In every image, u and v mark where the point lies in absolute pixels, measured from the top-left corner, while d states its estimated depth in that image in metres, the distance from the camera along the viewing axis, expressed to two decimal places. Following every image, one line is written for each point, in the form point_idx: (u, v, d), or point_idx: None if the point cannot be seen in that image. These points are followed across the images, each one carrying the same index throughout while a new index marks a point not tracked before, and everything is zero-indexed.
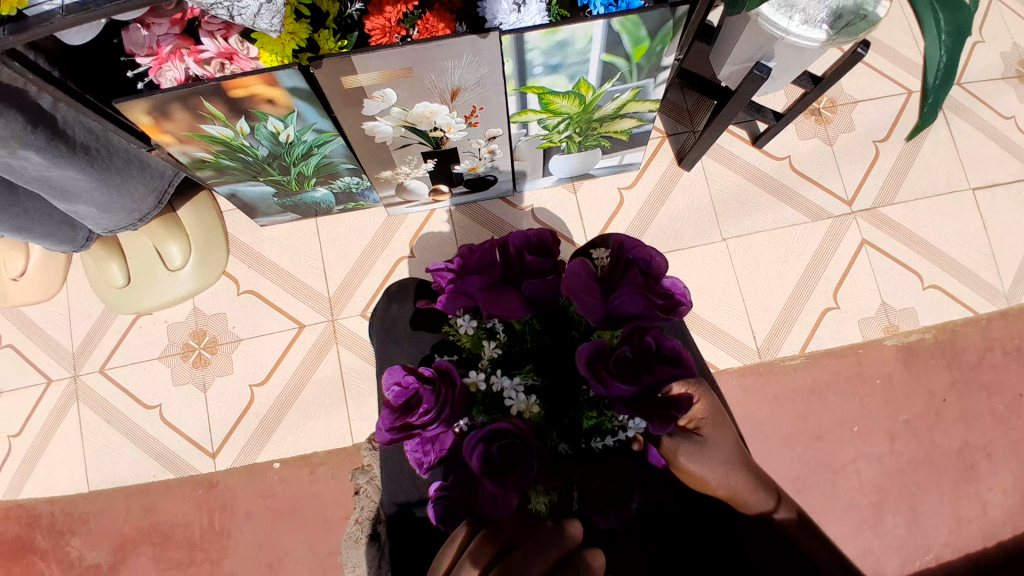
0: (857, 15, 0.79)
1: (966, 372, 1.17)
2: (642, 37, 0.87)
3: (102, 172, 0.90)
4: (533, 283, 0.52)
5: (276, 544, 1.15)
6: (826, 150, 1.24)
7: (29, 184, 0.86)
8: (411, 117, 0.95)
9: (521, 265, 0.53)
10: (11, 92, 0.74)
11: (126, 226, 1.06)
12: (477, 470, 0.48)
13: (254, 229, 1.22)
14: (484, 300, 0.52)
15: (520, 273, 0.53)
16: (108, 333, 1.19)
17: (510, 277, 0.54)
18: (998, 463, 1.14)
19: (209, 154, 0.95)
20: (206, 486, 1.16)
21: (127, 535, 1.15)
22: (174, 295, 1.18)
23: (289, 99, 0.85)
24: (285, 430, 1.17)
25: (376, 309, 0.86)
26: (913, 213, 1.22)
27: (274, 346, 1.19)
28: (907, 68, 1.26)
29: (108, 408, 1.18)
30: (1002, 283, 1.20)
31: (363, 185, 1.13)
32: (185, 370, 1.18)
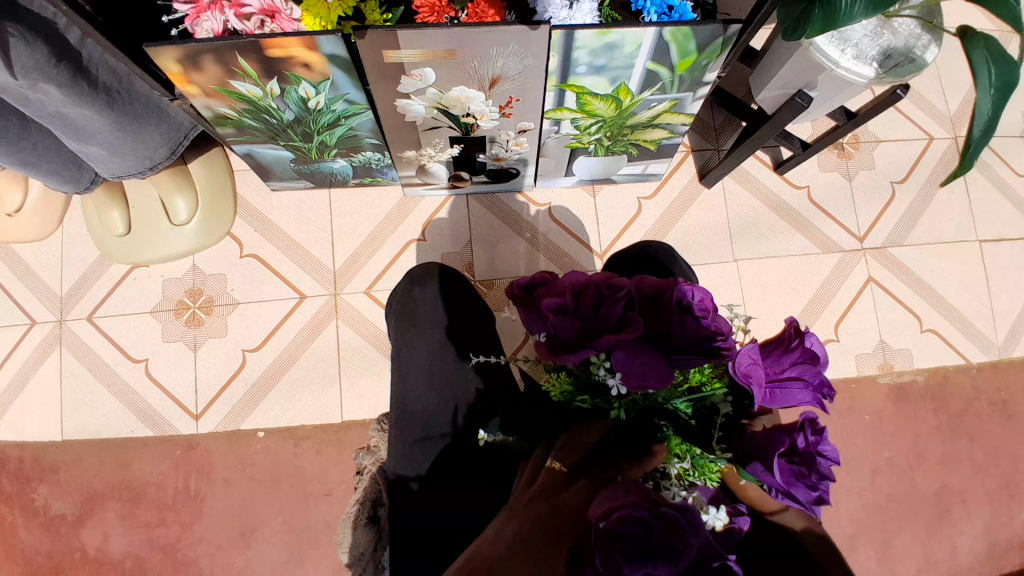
0: (906, 56, 0.82)
1: (952, 418, 1.20)
2: (690, 50, 0.86)
3: (119, 116, 0.87)
4: (690, 362, 0.46)
5: (251, 514, 1.12)
6: (845, 184, 1.26)
7: (43, 118, 0.83)
8: (445, 100, 0.93)
9: (675, 332, 0.46)
10: (39, 21, 0.71)
11: (135, 173, 1.03)
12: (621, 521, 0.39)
13: (265, 192, 1.19)
14: (624, 369, 0.45)
15: (668, 340, 0.47)
16: (101, 280, 1.16)
17: (650, 323, 0.48)
18: (971, 508, 1.17)
19: (233, 111, 0.92)
20: (184, 448, 1.13)
21: (97, 489, 1.12)
22: (174, 250, 1.15)
23: (325, 66, 0.82)
24: (272, 400, 1.14)
25: (397, 288, 0.96)
26: (921, 256, 1.24)
27: (272, 314, 1.16)
28: (934, 115, 1.28)
29: (92, 357, 1.15)
30: (997, 335, 1.22)
31: (384, 162, 1.11)
32: (177, 328, 1.15)
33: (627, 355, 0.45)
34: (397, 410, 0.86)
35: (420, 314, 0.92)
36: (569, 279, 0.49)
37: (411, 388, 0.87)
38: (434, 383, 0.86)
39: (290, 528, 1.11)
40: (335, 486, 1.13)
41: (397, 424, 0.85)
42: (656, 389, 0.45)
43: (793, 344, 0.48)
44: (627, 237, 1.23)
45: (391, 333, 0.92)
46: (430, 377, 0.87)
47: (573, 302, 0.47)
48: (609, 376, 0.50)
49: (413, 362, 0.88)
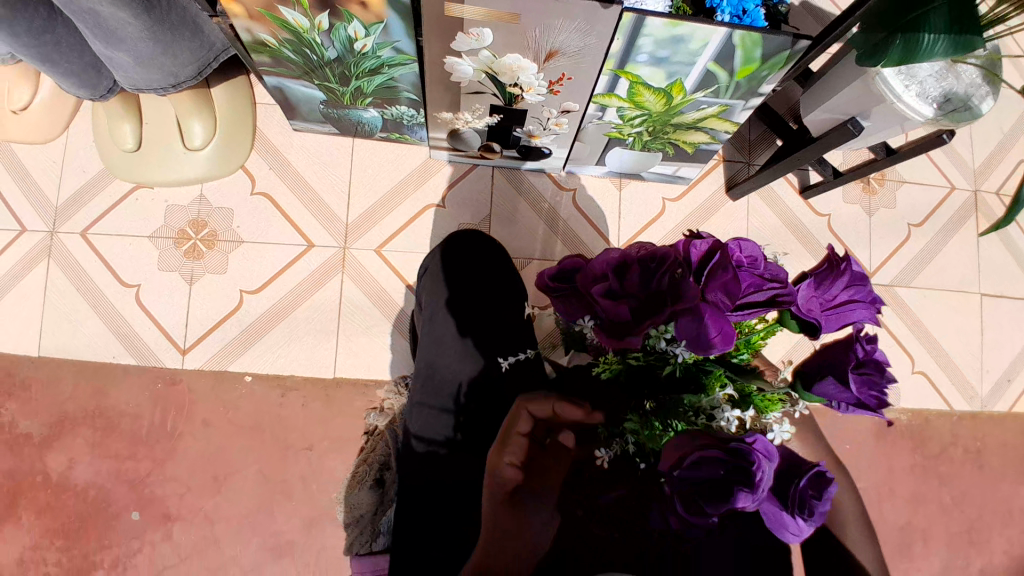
0: (964, 103, 0.81)
1: (927, 460, 1.23)
2: (754, 58, 0.84)
3: (153, 23, 0.82)
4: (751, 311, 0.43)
5: (227, 460, 1.08)
6: (864, 218, 1.27)
7: (73, 14, 0.77)
8: (496, 66, 0.89)
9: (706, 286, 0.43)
10: None
11: (156, 88, 0.97)
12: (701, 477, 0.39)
13: (286, 131, 1.15)
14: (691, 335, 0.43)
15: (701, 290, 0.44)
16: (101, 196, 1.10)
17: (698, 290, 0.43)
18: (931, 548, 1.21)
19: (273, 39, 0.86)
20: (166, 382, 1.09)
21: (70, 412, 1.07)
22: (183, 176, 1.10)
23: (383, 8, 0.78)
24: (265, 346, 1.10)
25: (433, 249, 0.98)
26: (924, 300, 1.26)
27: (275, 259, 1.12)
28: (959, 164, 1.29)
29: (80, 275, 1.09)
30: (982, 387, 1.26)
31: (416, 119, 1.07)
32: (175, 257, 1.11)
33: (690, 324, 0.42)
34: (422, 370, 0.85)
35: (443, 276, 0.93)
36: (602, 261, 0.44)
37: (439, 351, 0.85)
38: (461, 352, 0.83)
39: (266, 479, 1.09)
40: (317, 443, 1.10)
41: (417, 385, 0.84)
42: (722, 350, 0.43)
43: (840, 268, 0.43)
44: (646, 236, 1.22)
45: (425, 291, 0.93)
46: (462, 349, 0.84)
47: (617, 282, 0.42)
48: (672, 346, 0.47)
49: (445, 331, 0.86)
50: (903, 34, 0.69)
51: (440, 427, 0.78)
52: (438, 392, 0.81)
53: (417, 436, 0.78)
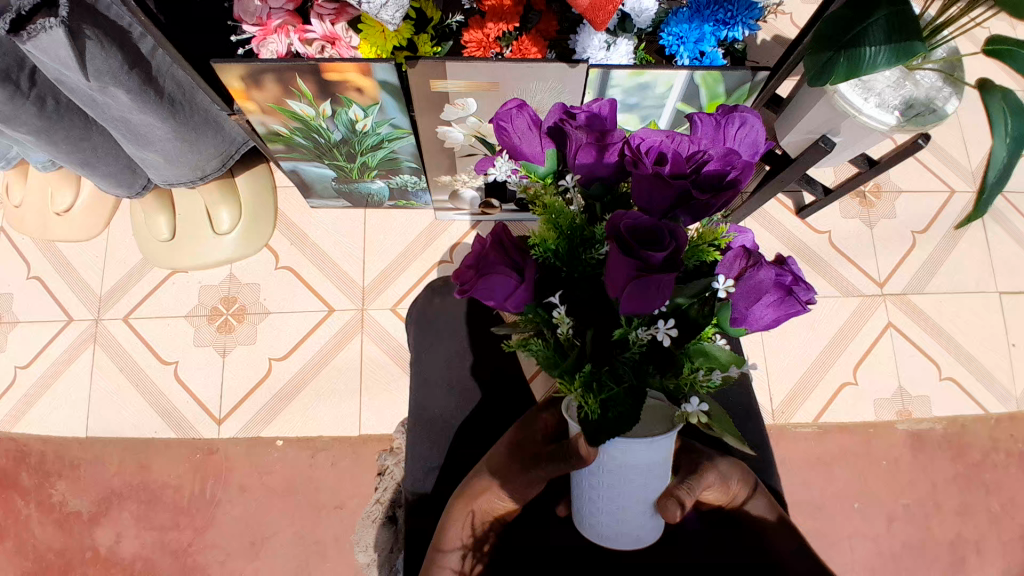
0: (927, 107, 0.87)
1: (971, 469, 1.18)
2: (719, 93, 0.89)
3: (177, 125, 0.95)
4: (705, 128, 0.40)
5: (263, 522, 1.13)
6: (865, 231, 1.28)
7: (108, 123, 0.91)
8: (484, 130, 0.97)
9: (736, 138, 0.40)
10: (117, 31, 0.79)
11: (184, 182, 1.10)
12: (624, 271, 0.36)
13: (304, 209, 1.26)
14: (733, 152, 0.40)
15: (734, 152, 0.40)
16: (139, 284, 1.22)
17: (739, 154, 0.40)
18: (989, 562, 1.15)
19: (285, 129, 0.97)
20: (204, 452, 1.15)
21: (116, 488, 1.14)
22: (215, 257, 1.21)
23: (376, 91, 0.87)
24: (295, 409, 1.16)
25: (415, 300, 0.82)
26: (940, 305, 1.25)
27: (300, 326, 1.20)
28: (953, 168, 1.31)
29: (123, 356, 1.19)
30: (1016, 387, 1.22)
31: (419, 185, 1.16)
32: (209, 332, 1.20)
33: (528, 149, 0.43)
34: (414, 416, 0.77)
35: (442, 322, 0.81)
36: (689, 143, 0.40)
37: (429, 392, 0.78)
38: (452, 391, 0.77)
39: (299, 540, 1.12)
40: (348, 498, 1.13)
41: (414, 434, 0.76)
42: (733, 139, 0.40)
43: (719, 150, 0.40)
44: None
45: (408, 353, 0.80)
46: (450, 384, 0.78)
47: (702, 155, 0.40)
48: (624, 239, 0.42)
49: (430, 368, 0.79)
50: (847, 52, 0.72)
51: (453, 474, 0.74)
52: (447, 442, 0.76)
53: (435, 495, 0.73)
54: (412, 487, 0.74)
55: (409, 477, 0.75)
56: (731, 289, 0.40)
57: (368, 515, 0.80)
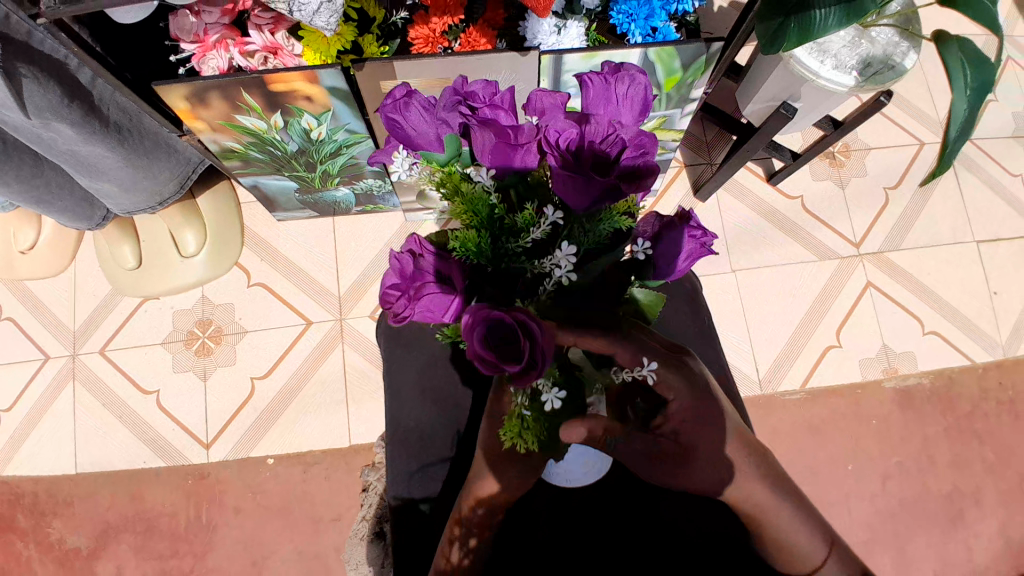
0: (885, 64, 0.86)
1: (960, 419, 1.19)
2: (675, 68, 0.87)
3: (129, 153, 0.92)
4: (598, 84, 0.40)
5: (263, 542, 1.12)
6: (838, 191, 1.28)
7: (57, 157, 0.88)
8: None
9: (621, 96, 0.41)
10: (52, 64, 0.76)
11: (144, 208, 1.08)
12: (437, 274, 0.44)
13: (271, 223, 1.23)
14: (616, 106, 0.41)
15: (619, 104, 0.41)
16: (111, 315, 1.20)
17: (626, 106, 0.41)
18: (985, 509, 1.16)
19: (239, 144, 0.95)
20: (196, 477, 1.14)
21: (110, 522, 1.13)
22: (184, 280, 1.19)
23: (327, 98, 0.85)
24: (282, 426, 1.15)
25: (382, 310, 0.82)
26: (918, 260, 1.25)
27: (279, 342, 1.18)
28: (920, 121, 1.30)
29: (104, 390, 1.17)
30: (1000, 334, 1.22)
31: (385, 188, 1.14)
32: (188, 357, 1.18)
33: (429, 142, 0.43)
34: (391, 427, 0.76)
35: (411, 332, 0.80)
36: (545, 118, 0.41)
37: (406, 402, 0.77)
38: (430, 398, 0.77)
39: (300, 556, 1.12)
40: (345, 510, 1.13)
41: (389, 448, 0.75)
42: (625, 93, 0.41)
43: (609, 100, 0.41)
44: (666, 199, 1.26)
45: (381, 360, 0.80)
46: (426, 394, 0.77)
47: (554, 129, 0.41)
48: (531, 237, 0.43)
49: (403, 377, 0.78)
50: (797, 16, 0.71)
51: (438, 478, 0.74)
52: (428, 448, 0.75)
53: (421, 498, 0.73)
54: (394, 493, 0.74)
55: (391, 486, 0.74)
56: (649, 252, 0.45)
57: (356, 531, 0.80)
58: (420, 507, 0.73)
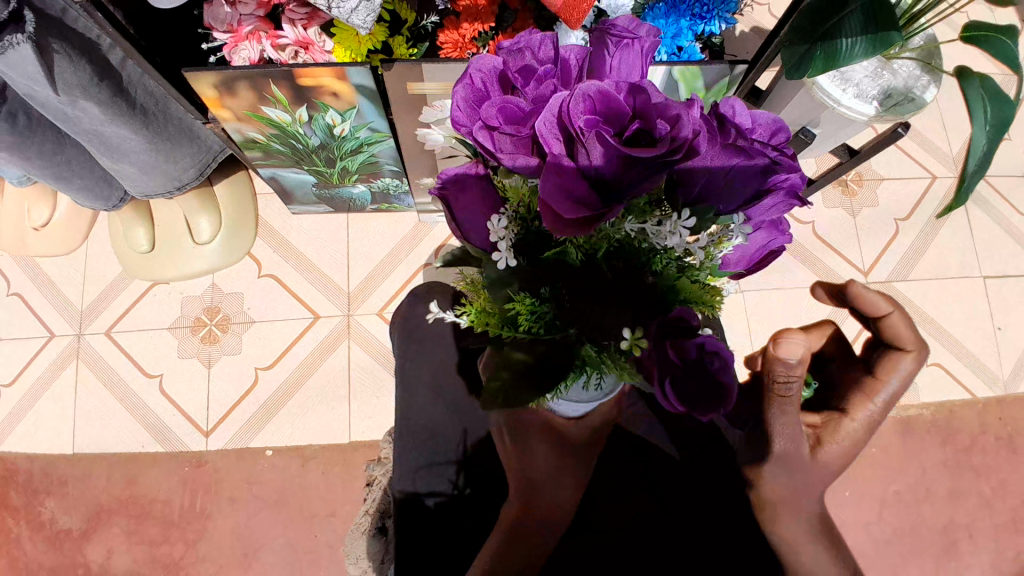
0: (906, 95, 0.87)
1: (960, 453, 1.20)
2: (697, 87, 0.88)
3: (153, 135, 0.93)
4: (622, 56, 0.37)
5: (255, 533, 1.12)
6: (848, 220, 1.29)
7: (81, 136, 0.89)
8: (465, 131, 0.94)
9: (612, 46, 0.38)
10: (85, 44, 0.77)
11: (161, 192, 1.09)
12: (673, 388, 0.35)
13: (286, 215, 1.24)
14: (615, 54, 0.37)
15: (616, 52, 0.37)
16: (119, 297, 1.20)
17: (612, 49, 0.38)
18: (980, 544, 1.17)
19: (262, 135, 0.96)
20: (193, 464, 1.14)
21: (104, 504, 1.12)
22: (194, 267, 1.20)
23: (353, 95, 0.85)
24: (282, 418, 1.15)
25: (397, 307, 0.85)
26: (924, 291, 1.26)
27: (285, 333, 1.19)
28: (933, 155, 1.32)
29: (107, 371, 1.18)
30: (1003, 370, 1.23)
31: (402, 188, 1.15)
32: (193, 344, 1.18)
33: (474, 234, 0.41)
34: (401, 423, 0.77)
35: (426, 330, 0.81)
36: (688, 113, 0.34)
37: (417, 399, 0.78)
38: (441, 396, 0.78)
39: (293, 549, 1.11)
40: (340, 506, 1.12)
41: (399, 442, 0.76)
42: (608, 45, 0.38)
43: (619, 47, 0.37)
44: None
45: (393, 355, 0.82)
46: (436, 391, 0.78)
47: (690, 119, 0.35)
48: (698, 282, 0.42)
49: (414, 374, 0.79)
50: (822, 44, 0.72)
51: (445, 477, 0.74)
52: (437, 447, 0.76)
53: (428, 493, 0.74)
54: (397, 485, 0.74)
55: (397, 478, 0.75)
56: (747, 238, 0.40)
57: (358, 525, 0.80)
58: (426, 501, 0.73)
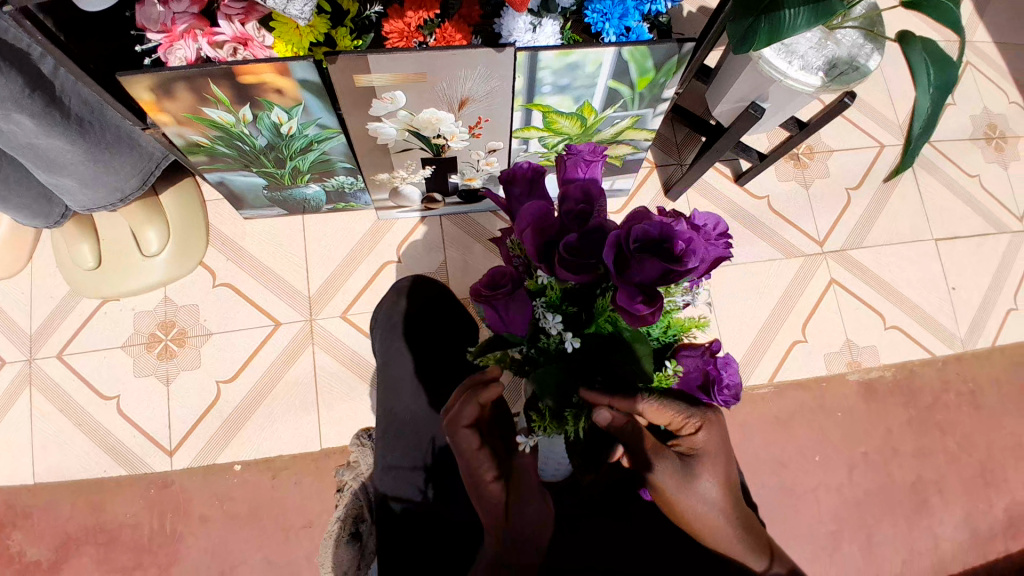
0: (850, 65, 0.89)
1: (923, 411, 1.24)
2: (648, 68, 0.88)
3: (90, 145, 0.88)
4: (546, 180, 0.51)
5: (230, 551, 1.08)
6: (802, 192, 1.32)
7: (15, 150, 0.85)
8: (417, 122, 0.93)
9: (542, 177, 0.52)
10: (13, 52, 0.73)
11: (106, 205, 1.04)
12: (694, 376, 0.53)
13: (237, 220, 1.20)
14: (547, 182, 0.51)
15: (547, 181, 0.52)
16: (69, 317, 1.14)
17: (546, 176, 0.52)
18: (948, 499, 1.21)
19: (205, 138, 0.92)
20: (159, 486, 1.09)
21: (71, 533, 1.07)
22: (146, 282, 1.14)
23: (298, 91, 0.83)
24: (251, 430, 1.12)
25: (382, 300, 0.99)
26: (879, 257, 1.30)
27: (247, 342, 1.15)
28: (880, 124, 1.36)
29: (62, 395, 1.12)
30: (959, 329, 1.28)
31: (357, 185, 1.12)
32: (149, 361, 1.14)
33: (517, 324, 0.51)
34: (384, 421, 0.88)
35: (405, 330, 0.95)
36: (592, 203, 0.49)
37: (400, 401, 0.89)
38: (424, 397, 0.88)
39: (272, 564, 1.08)
40: (318, 515, 1.10)
41: (383, 439, 0.86)
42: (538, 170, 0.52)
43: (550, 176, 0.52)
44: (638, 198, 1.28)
45: (377, 352, 0.95)
46: (415, 390, 0.89)
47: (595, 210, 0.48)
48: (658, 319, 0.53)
49: (400, 374, 0.91)
50: (767, 16, 0.73)
51: (414, 483, 0.83)
52: (409, 451, 0.85)
53: (396, 497, 0.82)
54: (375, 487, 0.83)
55: (375, 481, 0.83)
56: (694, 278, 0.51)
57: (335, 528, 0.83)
58: (393, 505, 0.82)
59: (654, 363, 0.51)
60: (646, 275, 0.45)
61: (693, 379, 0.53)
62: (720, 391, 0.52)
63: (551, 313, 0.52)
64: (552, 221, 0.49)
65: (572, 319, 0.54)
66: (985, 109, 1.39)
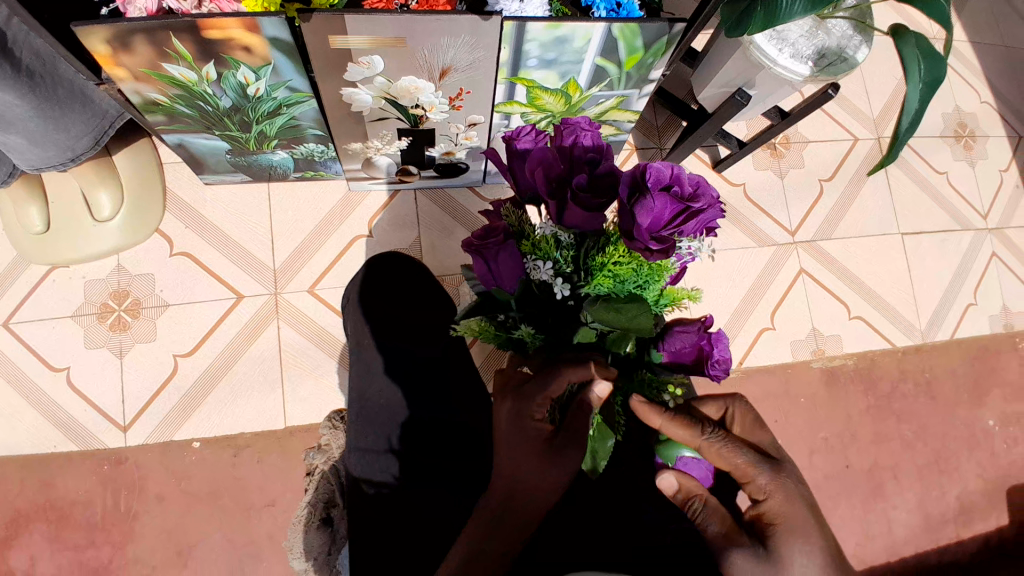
0: (839, 56, 0.88)
1: (881, 399, 1.28)
2: (637, 47, 0.86)
3: (40, 101, 0.81)
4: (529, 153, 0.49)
5: (189, 530, 1.04)
6: (777, 181, 1.32)
7: None
8: (394, 90, 0.88)
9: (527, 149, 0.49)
10: None
11: (56, 165, 0.95)
12: (686, 349, 0.50)
13: (196, 186, 1.13)
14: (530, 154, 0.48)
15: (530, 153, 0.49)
16: (16, 284, 1.07)
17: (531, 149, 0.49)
18: (902, 485, 1.26)
19: (164, 96, 0.85)
20: (113, 463, 1.04)
21: (18, 510, 1.02)
22: (97, 248, 1.07)
23: (267, 49, 0.77)
24: (211, 406, 1.07)
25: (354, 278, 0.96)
26: (848, 249, 1.32)
27: (208, 315, 1.09)
28: (856, 117, 1.37)
29: (6, 365, 1.05)
30: (920, 321, 1.32)
31: (328, 154, 1.07)
32: (100, 333, 1.07)
33: (505, 280, 0.52)
34: (356, 404, 0.85)
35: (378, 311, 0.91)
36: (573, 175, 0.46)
37: (372, 385, 0.86)
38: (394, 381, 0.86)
39: (233, 544, 1.05)
40: (281, 495, 1.06)
41: (355, 422, 0.84)
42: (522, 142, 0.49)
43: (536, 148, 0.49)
44: None
45: (348, 333, 0.91)
46: (390, 376, 0.86)
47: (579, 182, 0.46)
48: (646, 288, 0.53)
49: (373, 359, 0.87)
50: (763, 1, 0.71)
51: (387, 468, 0.81)
52: (381, 434, 0.83)
53: (367, 480, 0.81)
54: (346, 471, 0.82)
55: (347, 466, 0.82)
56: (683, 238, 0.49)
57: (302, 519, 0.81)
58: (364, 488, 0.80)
59: (649, 322, 0.48)
60: (649, 218, 0.45)
61: (684, 353, 0.50)
62: (711, 365, 0.49)
63: (543, 264, 0.53)
64: (559, 162, 0.46)
65: (569, 273, 0.54)
66: (956, 107, 1.42)
